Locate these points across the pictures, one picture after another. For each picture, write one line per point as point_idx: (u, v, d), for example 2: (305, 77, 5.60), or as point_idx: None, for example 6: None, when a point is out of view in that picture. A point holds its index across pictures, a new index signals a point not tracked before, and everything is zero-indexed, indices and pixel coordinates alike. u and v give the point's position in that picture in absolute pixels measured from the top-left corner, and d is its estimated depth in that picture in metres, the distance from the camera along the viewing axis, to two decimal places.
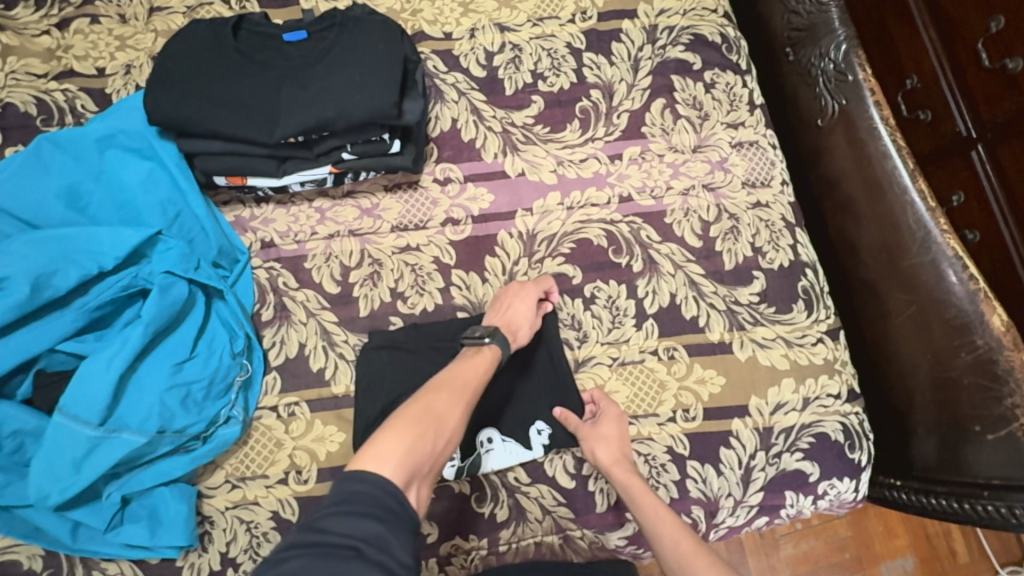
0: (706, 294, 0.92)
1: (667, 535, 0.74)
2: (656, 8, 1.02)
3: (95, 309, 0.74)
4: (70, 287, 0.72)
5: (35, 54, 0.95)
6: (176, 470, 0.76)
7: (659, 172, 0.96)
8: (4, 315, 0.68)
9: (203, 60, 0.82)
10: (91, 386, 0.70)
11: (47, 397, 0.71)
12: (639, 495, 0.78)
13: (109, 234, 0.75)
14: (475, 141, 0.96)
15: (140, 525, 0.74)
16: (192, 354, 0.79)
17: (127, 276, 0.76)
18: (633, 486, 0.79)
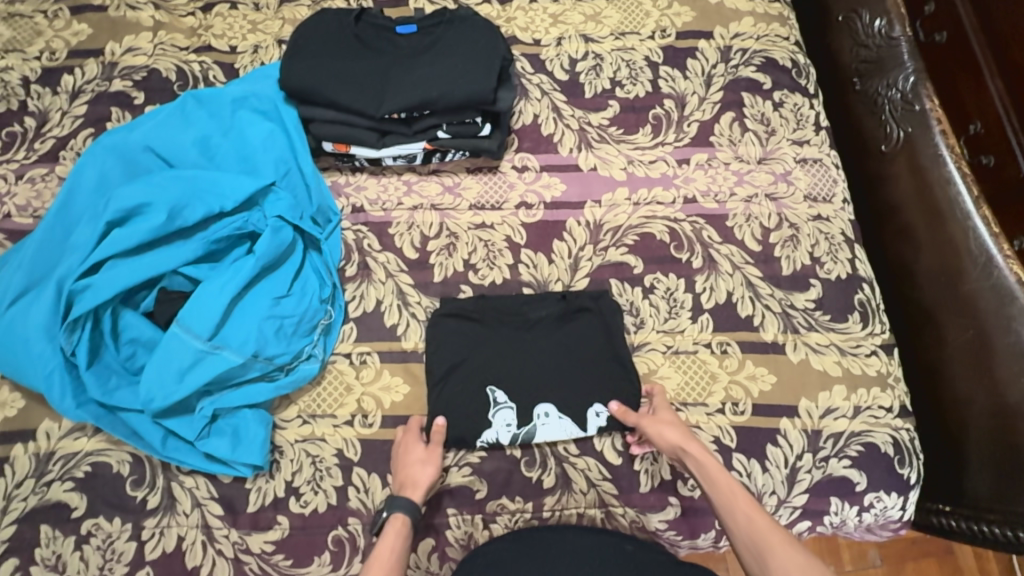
0: (762, 295, 0.95)
1: (741, 511, 0.75)
2: (732, 31, 1.10)
3: (214, 242, 0.83)
4: (197, 219, 0.82)
5: (181, 31, 1.09)
6: (262, 394, 0.83)
7: (724, 179, 1.01)
8: (144, 235, 0.78)
9: (329, 43, 0.94)
10: (207, 306, 0.80)
11: (165, 312, 0.80)
12: (715, 474, 0.79)
13: (233, 180, 0.85)
14: (554, 135, 1.04)
15: (223, 440, 0.82)
16: (287, 293, 0.88)
17: (241, 218, 0.86)
18: (708, 463, 0.80)
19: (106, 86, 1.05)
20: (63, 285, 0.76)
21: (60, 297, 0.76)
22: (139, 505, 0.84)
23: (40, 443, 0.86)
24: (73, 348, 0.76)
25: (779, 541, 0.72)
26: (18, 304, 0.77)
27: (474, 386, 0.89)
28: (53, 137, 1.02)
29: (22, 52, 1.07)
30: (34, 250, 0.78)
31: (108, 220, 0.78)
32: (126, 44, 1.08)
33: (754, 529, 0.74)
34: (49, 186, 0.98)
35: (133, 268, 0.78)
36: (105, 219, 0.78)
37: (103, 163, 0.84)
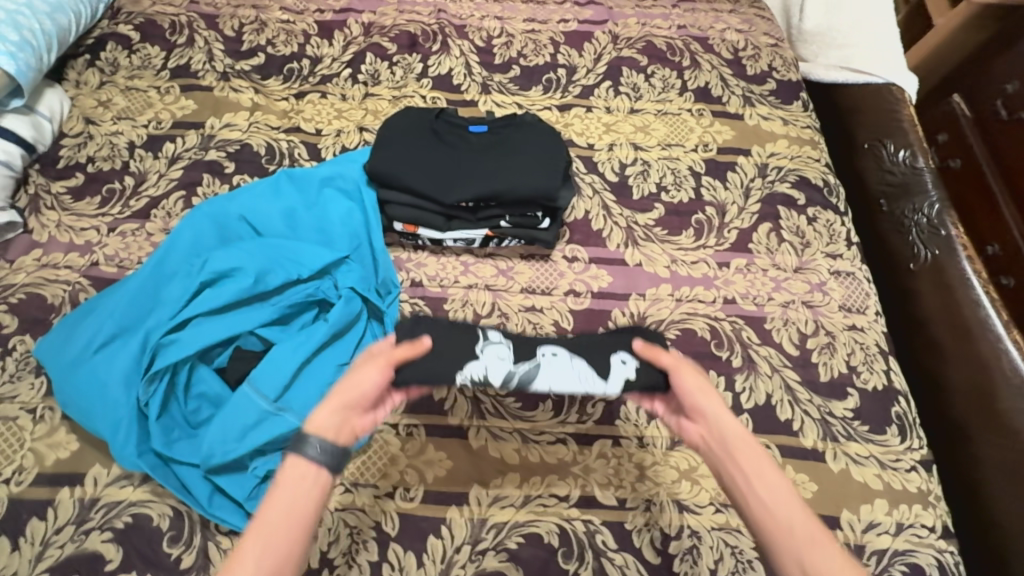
0: (800, 400, 0.97)
1: (792, 518, 0.63)
2: (768, 150, 1.21)
3: (288, 306, 0.89)
4: (279, 285, 0.89)
5: (274, 112, 1.23)
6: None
7: (762, 284, 1.07)
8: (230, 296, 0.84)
9: (412, 136, 1.05)
10: (278, 366, 0.84)
11: (237, 371, 0.85)
12: (768, 470, 0.67)
13: (313, 251, 0.93)
14: (603, 231, 1.13)
15: None
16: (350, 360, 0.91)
17: (315, 286, 0.92)
18: (760, 461, 0.68)
19: (202, 155, 1.17)
20: (151, 337, 0.82)
21: (146, 348, 0.81)
22: (172, 564, 0.83)
23: (86, 489, 0.87)
24: (148, 398, 0.80)
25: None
26: (106, 353, 0.82)
27: (468, 324, 0.80)
28: (147, 196, 1.12)
29: (133, 120, 1.21)
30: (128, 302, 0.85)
31: (201, 280, 0.86)
32: (224, 120, 1.21)
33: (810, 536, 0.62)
34: (138, 240, 1.07)
35: (216, 327, 0.83)
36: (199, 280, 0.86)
37: (199, 226, 0.91)
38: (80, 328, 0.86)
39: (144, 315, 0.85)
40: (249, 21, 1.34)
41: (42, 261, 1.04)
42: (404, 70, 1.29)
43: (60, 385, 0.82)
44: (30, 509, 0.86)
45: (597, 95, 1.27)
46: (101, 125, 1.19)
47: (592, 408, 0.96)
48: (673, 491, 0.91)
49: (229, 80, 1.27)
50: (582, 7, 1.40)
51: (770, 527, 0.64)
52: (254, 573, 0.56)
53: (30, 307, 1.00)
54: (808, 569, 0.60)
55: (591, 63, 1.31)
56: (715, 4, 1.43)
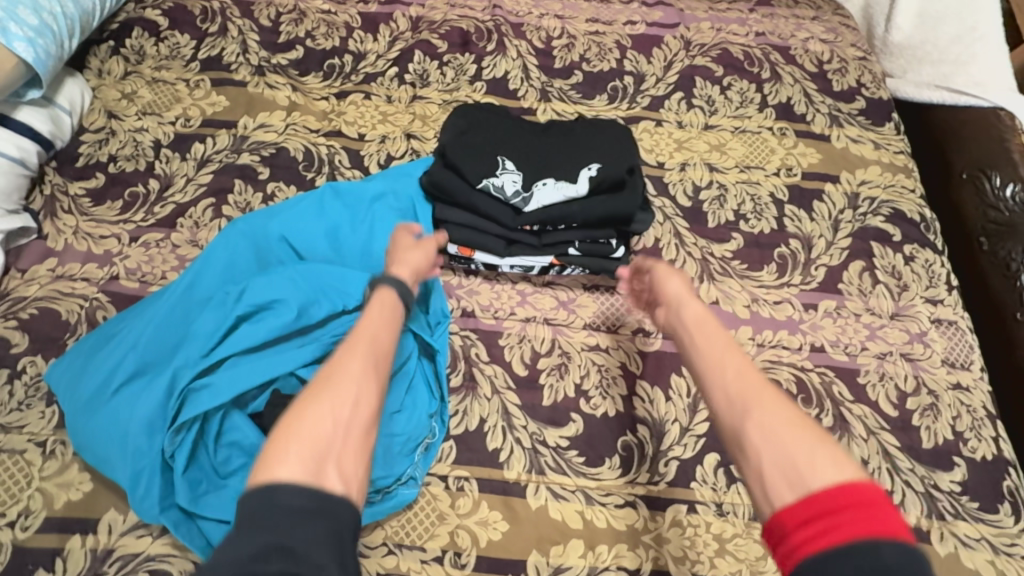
0: (901, 469, 0.86)
1: (731, 368, 0.61)
2: (858, 178, 1.09)
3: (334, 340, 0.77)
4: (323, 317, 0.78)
5: (313, 113, 1.12)
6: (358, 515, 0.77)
7: (854, 331, 0.96)
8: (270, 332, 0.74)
9: (474, 138, 0.93)
10: None
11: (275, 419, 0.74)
12: (705, 322, 0.68)
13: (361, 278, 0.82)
14: (675, 262, 1.01)
15: None
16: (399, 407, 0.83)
17: None
18: (703, 319, 0.69)
19: (234, 158, 1.06)
20: (179, 380, 0.72)
21: (173, 392, 0.71)
22: None
23: (100, 538, 0.78)
24: (173, 450, 0.70)
25: (787, 425, 0.54)
26: (128, 395, 0.72)
27: (484, 134, 0.95)
28: (173, 203, 1.01)
29: (159, 115, 1.10)
30: (156, 336, 0.75)
31: (238, 313, 0.75)
32: (259, 120, 1.10)
33: (743, 389, 0.58)
34: (163, 252, 0.97)
35: (253, 368, 0.73)
36: (235, 312, 0.75)
37: (236, 249, 0.82)
38: (95, 360, 0.76)
39: (172, 350, 0.75)
40: (287, 10, 1.23)
41: (57, 272, 0.94)
42: (456, 72, 1.17)
43: (76, 428, 0.73)
44: (37, 559, 0.76)
45: (667, 107, 1.15)
46: (124, 120, 1.09)
47: (663, 468, 0.86)
48: (758, 569, 0.80)
49: (264, 75, 1.16)
50: (651, 9, 1.28)
51: (705, 366, 0.63)
52: (331, 417, 0.53)
53: (43, 324, 0.90)
54: (761, 432, 0.55)
55: (661, 71, 1.19)
56: (796, 10, 1.30)
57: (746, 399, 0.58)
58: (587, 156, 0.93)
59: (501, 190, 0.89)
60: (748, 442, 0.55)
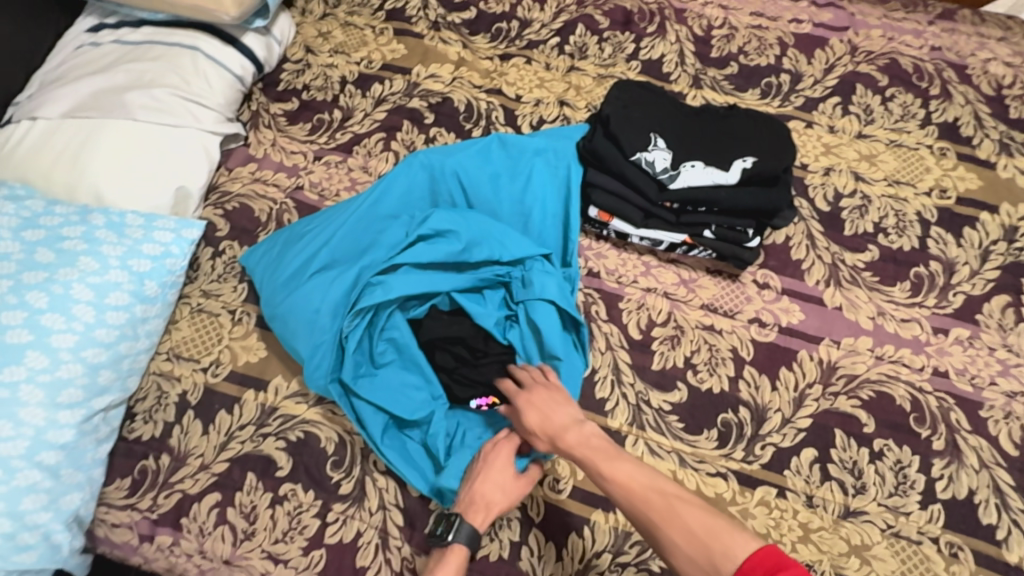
0: (1011, 507, 0.84)
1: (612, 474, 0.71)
2: (1020, 212, 1.04)
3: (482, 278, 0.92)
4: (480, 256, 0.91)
5: (477, 71, 1.22)
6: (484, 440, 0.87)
7: (985, 364, 0.93)
8: (438, 256, 0.90)
9: (633, 112, 0.98)
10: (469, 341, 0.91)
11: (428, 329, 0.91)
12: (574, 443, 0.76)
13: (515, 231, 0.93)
14: (803, 262, 1.02)
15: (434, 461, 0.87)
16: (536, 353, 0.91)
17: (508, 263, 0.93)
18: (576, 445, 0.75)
19: (405, 101, 1.19)
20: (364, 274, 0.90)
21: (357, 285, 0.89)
22: (332, 487, 0.88)
23: (268, 396, 0.94)
24: (350, 330, 0.88)
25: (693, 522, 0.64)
26: (322, 279, 0.90)
27: (643, 110, 0.99)
28: (351, 132, 1.16)
29: (347, 55, 1.24)
30: (348, 236, 0.93)
31: (417, 235, 0.91)
32: (430, 70, 1.22)
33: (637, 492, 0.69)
34: (339, 173, 1.11)
35: (420, 279, 0.89)
36: (415, 234, 0.91)
37: (415, 179, 0.96)
38: (295, 245, 0.94)
39: (359, 252, 0.92)
40: None
41: (255, 175, 1.11)
42: (615, 49, 1.22)
43: (275, 295, 0.91)
44: (221, 401, 0.94)
45: (821, 110, 1.14)
46: (318, 55, 1.24)
47: (759, 450, 0.90)
48: (838, 564, 0.83)
49: (439, 31, 1.27)
50: (820, 9, 1.26)
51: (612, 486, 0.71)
52: None
53: (241, 217, 1.07)
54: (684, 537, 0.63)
55: (820, 73, 1.18)
56: (982, 28, 1.23)
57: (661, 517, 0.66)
58: (738, 143, 0.95)
59: (651, 165, 0.94)
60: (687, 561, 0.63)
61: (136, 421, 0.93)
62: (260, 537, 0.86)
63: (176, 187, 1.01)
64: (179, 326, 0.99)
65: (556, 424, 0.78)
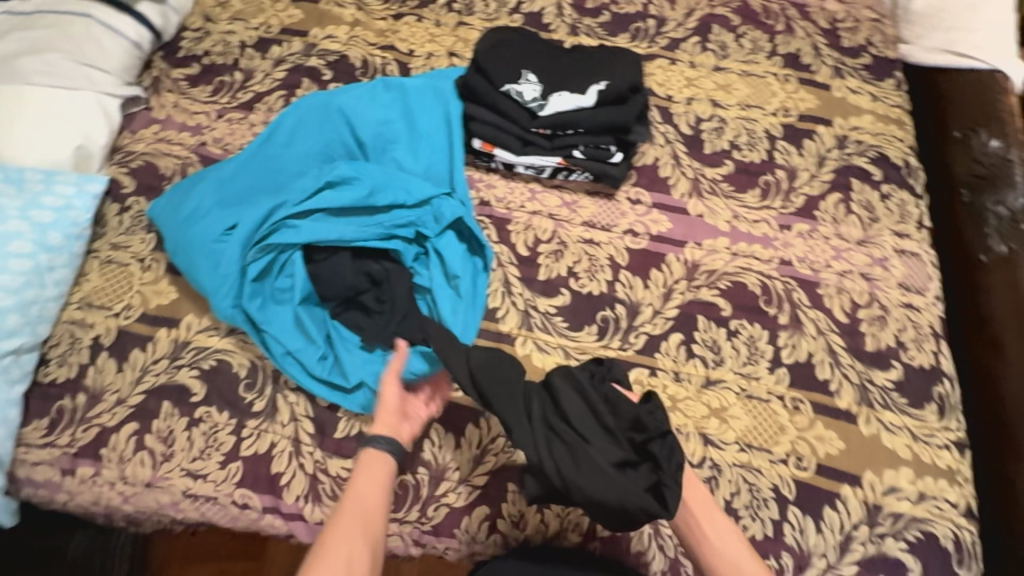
0: (842, 363, 0.99)
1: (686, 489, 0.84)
2: (850, 124, 1.20)
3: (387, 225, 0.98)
4: (384, 202, 0.98)
5: (372, 30, 1.30)
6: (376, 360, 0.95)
7: (822, 251, 1.08)
8: (343, 201, 0.96)
9: (503, 51, 1.10)
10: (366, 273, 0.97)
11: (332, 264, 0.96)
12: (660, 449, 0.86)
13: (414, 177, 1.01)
14: (669, 178, 1.15)
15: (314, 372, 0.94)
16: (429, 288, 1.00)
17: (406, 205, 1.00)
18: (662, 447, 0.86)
19: (304, 60, 1.25)
20: (274, 216, 0.95)
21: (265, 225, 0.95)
22: (245, 406, 0.94)
23: (181, 332, 1.00)
24: (252, 263, 0.94)
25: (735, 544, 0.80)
26: (230, 216, 0.95)
27: (511, 48, 1.10)
28: (252, 91, 1.22)
29: (246, 22, 1.30)
30: (253, 177, 0.98)
31: (325, 182, 0.97)
32: (327, 32, 1.29)
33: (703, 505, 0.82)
34: (242, 128, 1.17)
35: (327, 226, 0.95)
36: (323, 180, 0.97)
37: (317, 124, 1.02)
38: (199, 186, 0.99)
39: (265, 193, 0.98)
40: None
41: (159, 135, 1.16)
42: (499, 5, 1.33)
43: (183, 231, 0.96)
44: (134, 340, 0.99)
45: (683, 49, 1.27)
46: (218, 24, 1.30)
47: (633, 339, 1.02)
48: (701, 425, 0.95)
49: None
50: None
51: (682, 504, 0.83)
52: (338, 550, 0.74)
53: (147, 174, 1.12)
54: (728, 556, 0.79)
55: (682, 18, 1.31)
56: None
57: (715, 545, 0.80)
58: (595, 72, 1.08)
59: (520, 95, 1.05)
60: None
61: (50, 365, 0.97)
62: (177, 458, 0.92)
63: (76, 146, 1.06)
64: (89, 277, 1.03)
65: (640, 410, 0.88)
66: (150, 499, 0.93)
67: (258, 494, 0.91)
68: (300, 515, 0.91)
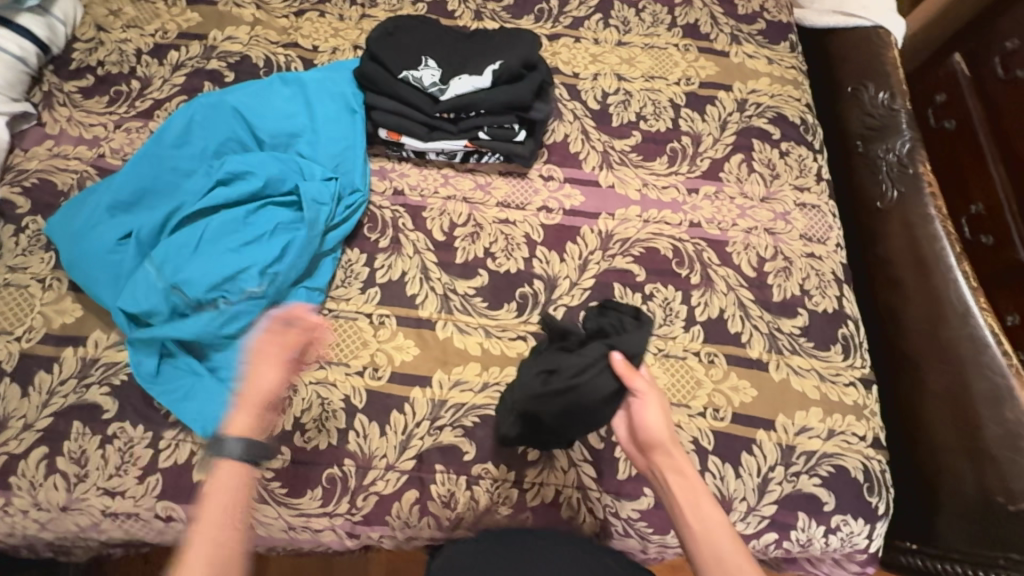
0: (751, 316, 1.03)
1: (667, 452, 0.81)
2: (749, 87, 1.24)
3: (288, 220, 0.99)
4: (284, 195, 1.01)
5: (274, 28, 1.28)
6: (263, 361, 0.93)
7: (728, 210, 1.12)
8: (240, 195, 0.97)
9: (399, 40, 1.10)
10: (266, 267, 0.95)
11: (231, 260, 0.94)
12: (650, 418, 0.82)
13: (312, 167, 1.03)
14: (580, 153, 1.17)
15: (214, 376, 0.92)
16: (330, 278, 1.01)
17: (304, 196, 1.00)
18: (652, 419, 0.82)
19: (204, 64, 1.23)
20: (172, 220, 0.95)
21: (165, 230, 0.95)
22: (161, 418, 0.92)
23: (89, 349, 0.96)
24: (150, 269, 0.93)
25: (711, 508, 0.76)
26: (126, 224, 0.95)
27: (408, 35, 1.11)
28: (152, 99, 1.18)
29: (141, 28, 1.26)
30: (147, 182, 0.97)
31: (220, 181, 0.98)
32: (227, 33, 1.26)
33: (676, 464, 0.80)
34: (142, 137, 1.14)
35: (226, 221, 0.96)
36: (219, 179, 0.98)
37: (210, 122, 1.02)
38: (92, 197, 0.97)
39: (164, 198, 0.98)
40: None
41: (53, 151, 1.12)
42: None
43: (75, 244, 0.93)
44: (39, 363, 0.95)
45: (587, 26, 1.30)
46: (111, 32, 1.25)
47: (552, 312, 1.03)
48: None
49: None
50: None
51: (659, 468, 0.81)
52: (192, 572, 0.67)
53: (42, 191, 1.08)
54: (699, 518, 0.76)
55: None
56: None
57: (693, 509, 0.76)
58: (493, 54, 1.10)
59: (419, 81, 1.06)
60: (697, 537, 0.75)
61: None
62: (93, 477, 0.90)
63: None
64: None
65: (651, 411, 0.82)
66: (69, 523, 0.90)
67: (183, 505, 0.90)
68: None
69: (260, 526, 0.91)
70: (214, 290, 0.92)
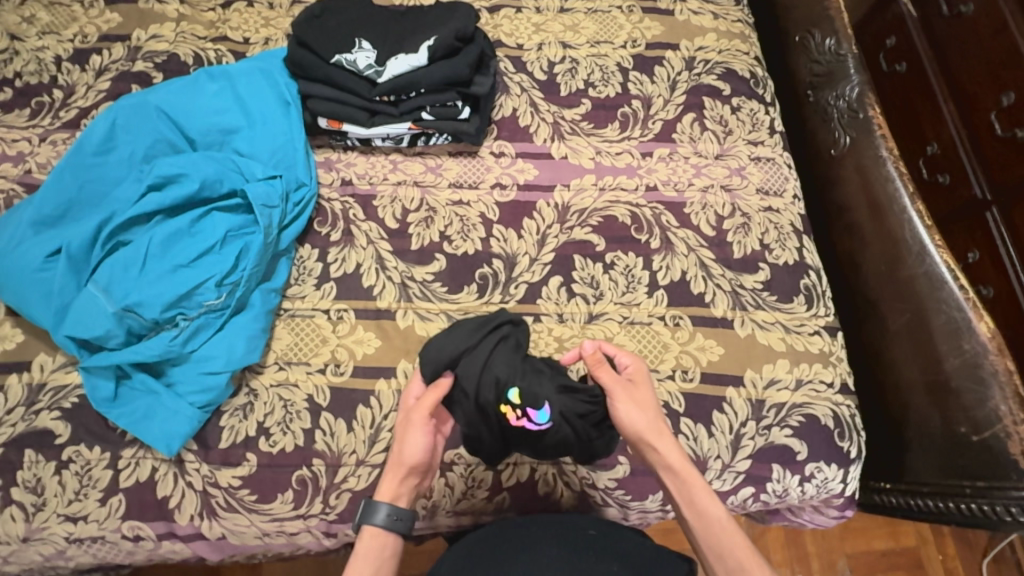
0: (714, 275, 1.02)
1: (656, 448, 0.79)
2: (696, 44, 1.22)
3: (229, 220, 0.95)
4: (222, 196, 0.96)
5: (201, 23, 1.22)
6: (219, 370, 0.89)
7: (683, 171, 1.11)
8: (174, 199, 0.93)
9: (328, 23, 1.06)
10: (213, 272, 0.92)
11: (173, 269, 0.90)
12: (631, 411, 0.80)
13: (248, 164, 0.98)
14: (530, 126, 1.14)
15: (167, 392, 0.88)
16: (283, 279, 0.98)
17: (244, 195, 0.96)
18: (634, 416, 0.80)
19: (130, 66, 1.17)
20: (103, 231, 0.91)
21: (97, 243, 0.90)
22: (118, 437, 0.89)
23: (33, 375, 0.92)
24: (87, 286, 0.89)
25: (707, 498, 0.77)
26: (52, 240, 0.89)
27: (337, 17, 1.07)
28: (77, 107, 1.13)
29: (58, 34, 1.19)
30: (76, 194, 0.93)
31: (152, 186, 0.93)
32: (151, 32, 1.20)
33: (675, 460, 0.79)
34: None
35: (163, 227, 0.92)
36: (150, 184, 0.93)
37: (136, 125, 0.98)
38: (16, 215, 0.92)
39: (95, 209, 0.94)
40: None
41: None
42: None
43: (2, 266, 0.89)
44: None
45: None
46: (26, 40, 1.18)
47: (514, 290, 1.02)
48: None
49: None
50: None
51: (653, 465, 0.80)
52: None
53: None
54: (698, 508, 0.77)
55: None
56: None
57: (694, 503, 0.77)
58: (427, 30, 1.06)
59: (354, 64, 1.03)
60: (702, 526, 0.77)
61: None
62: (52, 504, 0.86)
63: None
64: None
65: (635, 416, 0.80)
66: (32, 554, 0.87)
67: (149, 522, 0.87)
68: (199, 534, 0.88)
69: (233, 535, 0.89)
70: (167, 309, 0.89)
